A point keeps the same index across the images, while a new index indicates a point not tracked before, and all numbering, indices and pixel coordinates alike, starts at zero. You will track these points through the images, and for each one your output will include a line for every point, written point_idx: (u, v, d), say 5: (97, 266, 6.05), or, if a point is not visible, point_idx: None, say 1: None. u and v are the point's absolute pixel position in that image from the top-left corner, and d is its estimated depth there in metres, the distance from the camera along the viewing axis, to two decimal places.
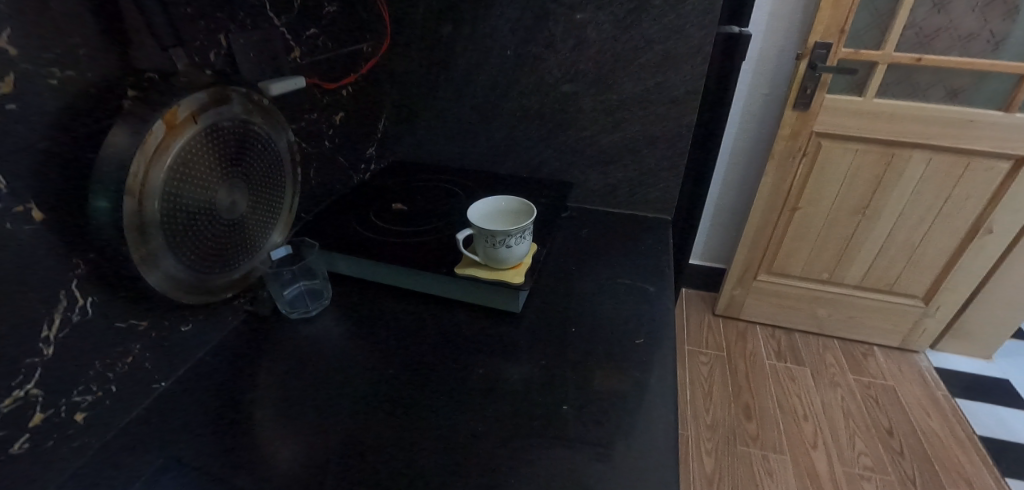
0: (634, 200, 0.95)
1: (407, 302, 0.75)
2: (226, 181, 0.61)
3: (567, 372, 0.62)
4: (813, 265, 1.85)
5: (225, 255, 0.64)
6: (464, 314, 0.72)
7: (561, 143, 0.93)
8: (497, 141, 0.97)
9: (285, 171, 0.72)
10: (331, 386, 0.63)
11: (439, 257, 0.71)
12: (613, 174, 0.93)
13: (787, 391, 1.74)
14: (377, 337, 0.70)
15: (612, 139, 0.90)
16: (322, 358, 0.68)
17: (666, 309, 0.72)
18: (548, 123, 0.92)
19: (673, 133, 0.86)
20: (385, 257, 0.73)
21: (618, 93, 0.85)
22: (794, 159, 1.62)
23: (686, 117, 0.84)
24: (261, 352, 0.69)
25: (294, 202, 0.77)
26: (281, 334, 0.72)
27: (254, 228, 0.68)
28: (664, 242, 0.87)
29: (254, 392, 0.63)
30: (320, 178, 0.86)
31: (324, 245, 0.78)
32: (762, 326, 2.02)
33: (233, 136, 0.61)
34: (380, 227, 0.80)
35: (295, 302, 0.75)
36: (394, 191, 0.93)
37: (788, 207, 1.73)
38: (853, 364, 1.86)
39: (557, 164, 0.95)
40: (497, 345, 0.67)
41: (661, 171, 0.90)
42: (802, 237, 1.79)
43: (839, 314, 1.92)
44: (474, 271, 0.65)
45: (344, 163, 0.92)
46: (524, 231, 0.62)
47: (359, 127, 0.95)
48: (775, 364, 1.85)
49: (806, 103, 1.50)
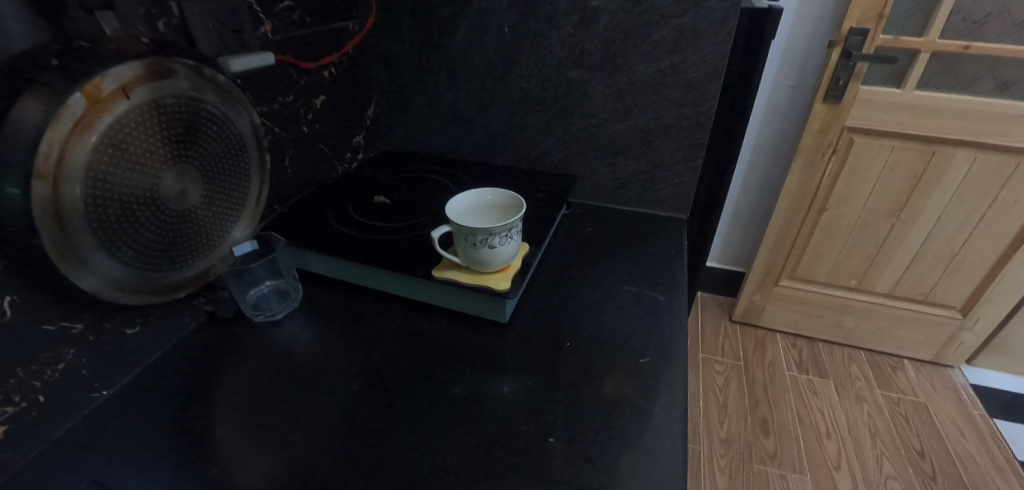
0: (645, 197, 0.85)
1: (384, 306, 0.67)
2: (171, 166, 0.54)
3: (558, 394, 0.53)
4: (840, 271, 1.72)
5: (174, 250, 0.57)
6: (445, 322, 0.64)
7: (564, 132, 0.83)
8: (494, 129, 0.88)
9: (248, 157, 0.65)
10: (289, 402, 0.55)
11: (417, 257, 0.62)
12: (622, 168, 0.83)
13: (808, 405, 1.62)
14: (346, 345, 0.62)
15: (621, 128, 0.80)
16: (283, 368, 0.60)
17: (677, 323, 0.62)
18: (550, 110, 0.82)
19: (690, 122, 0.76)
20: (359, 255, 0.65)
21: (629, 76, 0.76)
22: (822, 156, 1.50)
23: (706, 104, 0.74)
24: (218, 359, 0.62)
25: (261, 193, 0.69)
26: (242, 338, 0.64)
27: (209, 220, 0.61)
28: (677, 244, 0.77)
29: (204, 406, 0.56)
30: (297, 168, 0.78)
31: (295, 241, 0.70)
32: (782, 335, 1.90)
33: (178, 115, 0.53)
34: (358, 222, 0.73)
35: (259, 304, 0.67)
36: (379, 183, 0.85)
37: (815, 208, 1.61)
38: (880, 378, 1.73)
39: (560, 156, 0.86)
40: (479, 359, 0.58)
41: (676, 164, 0.80)
42: (829, 241, 1.66)
43: (866, 324, 1.79)
44: (454, 275, 0.56)
45: (326, 151, 0.85)
46: (511, 228, 0.52)
47: (344, 113, 0.87)
48: (796, 376, 1.73)
49: (837, 95, 1.38)
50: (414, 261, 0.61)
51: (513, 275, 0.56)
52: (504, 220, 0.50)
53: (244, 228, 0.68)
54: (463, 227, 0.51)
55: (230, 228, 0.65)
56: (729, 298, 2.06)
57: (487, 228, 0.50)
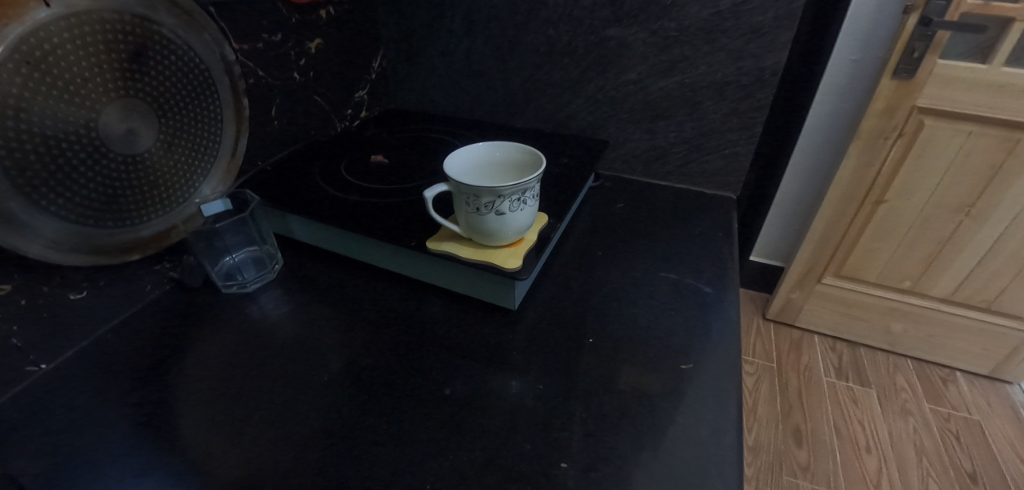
0: (687, 171, 0.72)
1: (372, 282, 0.57)
2: (113, 99, 0.45)
3: (574, 404, 0.42)
4: (892, 271, 1.55)
5: (122, 204, 0.48)
6: (441, 305, 0.53)
7: (596, 90, 0.70)
8: (513, 87, 0.76)
9: (219, 99, 0.55)
10: (249, 391, 0.46)
11: (410, 224, 0.51)
12: (662, 135, 0.70)
13: (846, 415, 1.48)
14: (323, 326, 0.52)
15: (664, 87, 0.66)
16: (248, 350, 0.50)
17: (725, 323, 0.50)
18: (580, 63, 0.69)
19: (750, 80, 0.63)
20: (344, 220, 0.54)
21: (677, 20, 0.62)
22: (885, 140, 1.32)
23: (771, 57, 0.60)
24: (177, 333, 0.53)
25: (238, 145, 0.59)
26: (209, 311, 0.55)
27: (169, 171, 0.52)
28: (725, 227, 0.65)
29: (151, 389, 0.47)
30: (284, 120, 0.68)
31: (276, 202, 0.60)
32: (820, 337, 1.75)
33: (119, 35, 0.44)
34: (349, 183, 0.62)
35: (233, 273, 0.57)
36: (379, 142, 0.75)
37: (870, 199, 1.43)
38: (929, 391, 1.57)
39: (589, 119, 0.73)
40: (479, 353, 0.47)
41: (727, 132, 0.67)
42: (883, 237, 1.50)
43: (916, 331, 1.62)
44: (453, 248, 0.45)
45: (321, 104, 0.74)
46: (526, 190, 0.41)
47: (343, 61, 0.76)
48: (834, 383, 1.59)
49: (909, 69, 1.20)
50: (405, 228, 0.51)
51: (526, 251, 0.45)
52: (517, 179, 0.39)
53: (216, 184, 0.58)
54: (464, 186, 0.40)
55: (198, 183, 0.56)
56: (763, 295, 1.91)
57: (493, 188, 0.39)
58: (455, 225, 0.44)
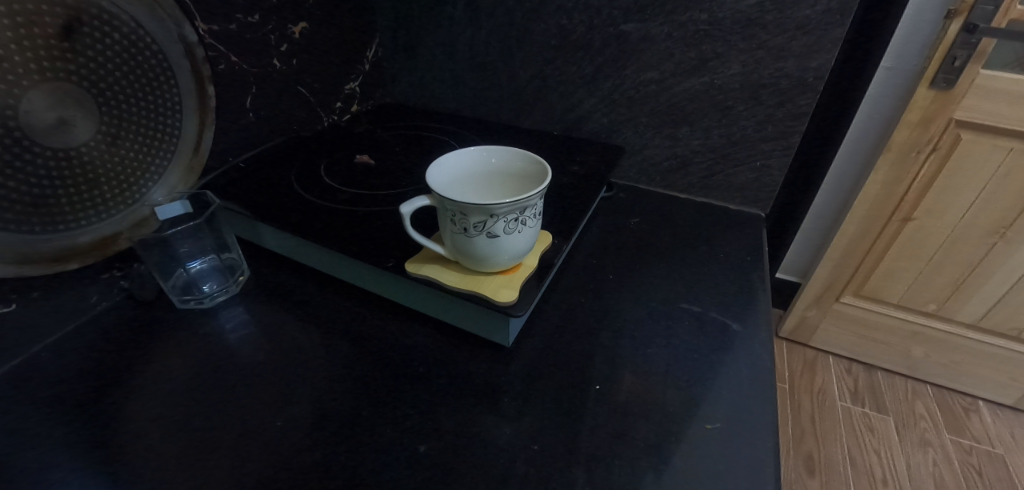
0: (712, 183, 0.64)
1: (347, 301, 0.49)
2: (36, 81, 0.38)
3: (576, 471, 0.34)
4: (917, 293, 1.45)
5: (52, 205, 0.41)
6: (424, 335, 0.45)
7: (612, 89, 0.62)
8: (519, 83, 0.68)
9: (178, 86, 0.48)
10: (184, 433, 0.38)
11: (391, 240, 0.44)
12: (685, 142, 0.62)
13: (863, 444, 1.39)
14: (284, 352, 0.44)
15: (691, 88, 0.58)
16: (191, 378, 0.42)
17: (756, 370, 0.42)
18: (595, 59, 0.61)
19: (791, 84, 0.55)
20: (317, 231, 0.47)
21: (711, 10, 0.53)
22: (917, 155, 1.23)
23: (817, 58, 0.52)
24: (111, 353, 0.44)
25: (201, 139, 0.52)
26: (153, 326, 0.47)
27: (114, 167, 0.45)
28: (755, 250, 0.57)
29: (66, 425, 0.38)
30: (261, 112, 0.60)
31: (244, 206, 0.52)
32: (835, 358, 1.66)
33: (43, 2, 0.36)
34: (328, 187, 0.55)
35: (192, 286, 0.49)
36: (368, 140, 0.67)
37: (897, 216, 1.34)
38: (950, 420, 1.48)
39: (604, 121, 0.65)
40: (465, 398, 0.39)
41: (761, 142, 0.59)
42: (909, 257, 1.40)
43: (938, 356, 1.53)
44: (437, 274, 0.38)
45: (305, 95, 0.66)
46: (525, 208, 0.33)
47: (332, 48, 0.68)
48: (850, 408, 1.50)
49: (948, 79, 1.09)
50: (384, 245, 0.43)
51: (524, 279, 0.38)
52: (514, 196, 0.31)
53: (175, 184, 0.51)
54: (447, 201, 0.32)
55: (151, 182, 0.49)
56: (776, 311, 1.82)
57: (483, 205, 0.31)
58: (440, 245, 0.37)
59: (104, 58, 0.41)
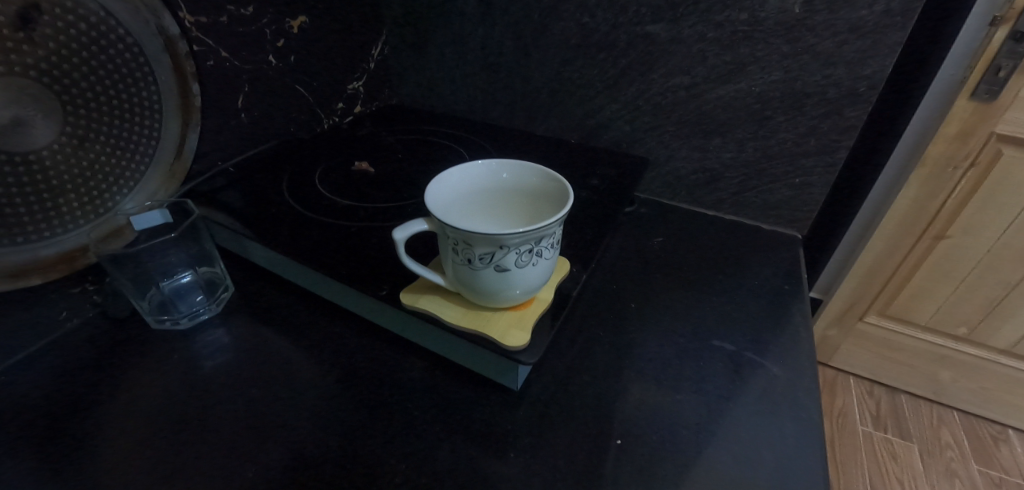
0: (744, 200, 0.58)
1: (336, 325, 0.44)
2: None
3: None
4: (946, 314, 1.33)
5: (10, 216, 0.37)
6: (420, 369, 0.40)
7: (637, 95, 0.57)
8: (535, 85, 0.62)
9: (156, 83, 0.44)
10: (136, 481, 0.32)
11: (387, 264, 0.39)
12: (716, 155, 0.57)
13: (885, 473, 1.29)
14: (262, 384, 0.39)
15: (724, 95, 0.53)
16: (155, 411, 0.37)
17: (800, 427, 0.36)
18: (619, 61, 0.56)
19: (840, 93, 0.49)
20: (305, 249, 0.42)
21: (752, 10, 0.48)
22: (953, 171, 1.06)
23: (871, 65, 0.46)
24: (73, 379, 0.39)
25: (180, 141, 0.48)
26: (123, 348, 0.42)
27: (80, 172, 0.41)
28: (793, 277, 0.51)
29: (10, 466, 0.33)
30: (255, 113, 0.56)
31: (232, 216, 0.48)
32: (857, 379, 1.54)
33: None
34: (322, 197, 0.50)
35: (169, 306, 0.45)
36: (370, 144, 0.62)
37: (928, 234, 1.18)
38: (978, 449, 1.35)
39: (626, 130, 0.60)
40: (463, 450, 0.34)
41: (801, 157, 0.53)
42: (938, 276, 1.26)
43: (967, 381, 1.41)
44: (438, 308, 0.33)
45: (304, 95, 0.62)
46: (542, 238, 0.28)
47: (337, 45, 0.63)
48: (871, 433, 1.39)
49: (990, 89, 0.93)
50: (377, 271, 0.38)
51: (537, 316, 0.32)
52: (530, 227, 0.26)
53: (155, 190, 0.47)
54: (449, 228, 0.27)
55: (126, 188, 0.45)
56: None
57: (492, 236, 0.26)
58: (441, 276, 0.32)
59: (69, 51, 0.37)
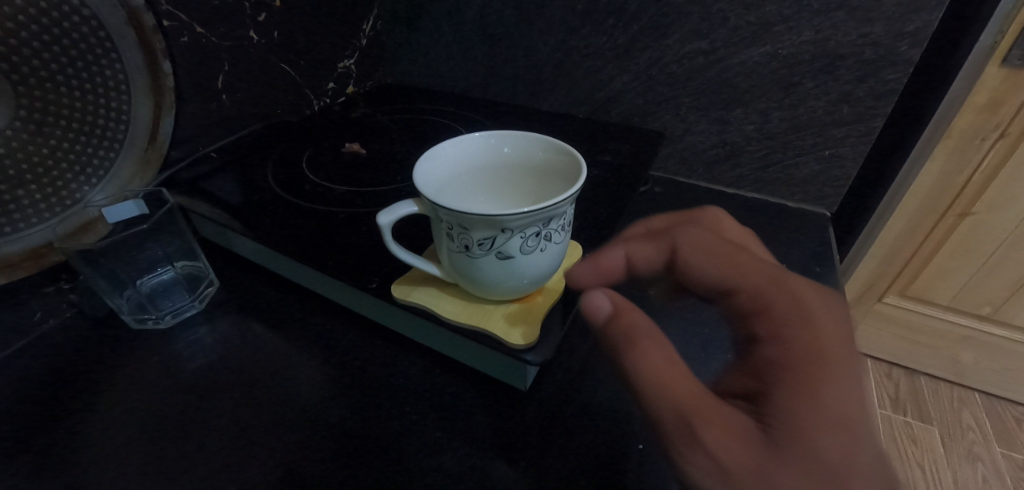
0: (767, 176, 0.54)
1: (326, 320, 0.40)
2: None
3: None
4: (970, 293, 1.28)
5: None
6: (420, 368, 0.36)
7: (650, 64, 0.52)
8: (539, 57, 0.58)
9: (120, 61, 0.40)
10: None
11: (379, 254, 0.35)
12: (737, 128, 0.52)
13: (903, 456, 1.25)
14: (247, 386, 0.36)
15: (746, 60, 0.48)
16: (131, 419, 0.33)
17: None
18: (631, 26, 0.51)
19: (879, 53, 0.44)
20: (289, 240, 0.38)
21: None
22: (981, 142, 0.97)
23: (915, 20, 0.41)
24: (43, 384, 0.36)
25: (154, 125, 0.44)
26: (98, 347, 0.38)
27: (41, 160, 0.38)
28: (824, 258, 0.46)
29: None
30: (238, 94, 0.52)
31: (212, 205, 0.44)
32: (874, 361, 1.49)
33: None
34: (310, 183, 0.46)
35: (148, 303, 0.41)
36: (363, 126, 0.58)
37: (954, 210, 1.11)
38: (1001, 433, 1.30)
39: (639, 102, 0.55)
40: (469, 462, 0.30)
41: (831, 127, 0.49)
42: (963, 253, 1.21)
43: (990, 363, 1.35)
44: (431, 301, 0.29)
45: (292, 74, 0.57)
46: (553, 217, 0.24)
47: (325, 19, 0.58)
48: (890, 416, 1.34)
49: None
50: (368, 262, 0.34)
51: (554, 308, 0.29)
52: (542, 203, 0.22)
53: (129, 179, 0.44)
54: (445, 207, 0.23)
55: (96, 178, 0.42)
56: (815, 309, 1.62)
57: (497, 215, 0.22)
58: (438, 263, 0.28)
59: (16, 24, 0.33)
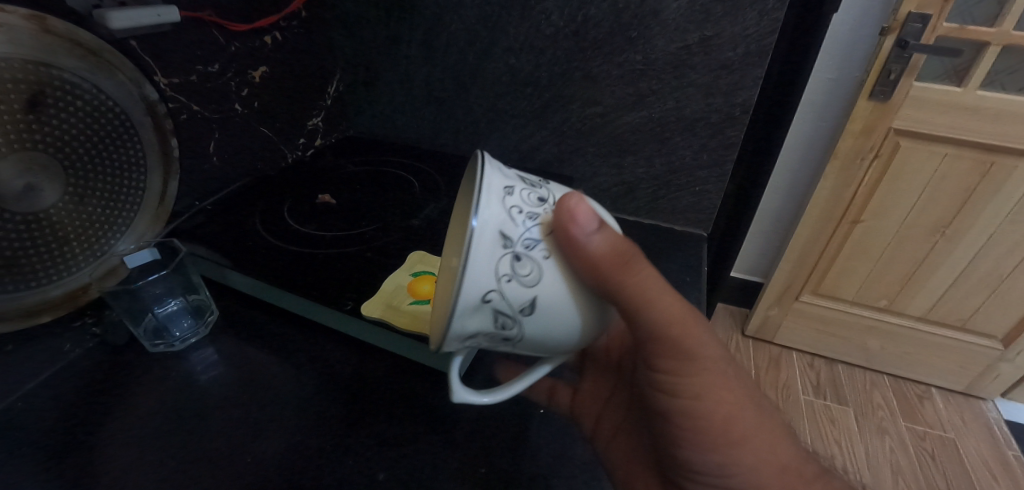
0: (658, 207, 0.69)
1: (302, 334, 0.51)
2: (18, 156, 0.41)
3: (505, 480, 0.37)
4: (869, 289, 1.51)
5: (24, 264, 0.43)
6: (382, 366, 0.47)
7: (561, 123, 0.66)
8: (474, 116, 0.71)
9: (140, 142, 0.51)
10: (141, 465, 0.38)
11: (347, 283, 0.47)
12: (631, 171, 0.67)
13: (824, 434, 1.39)
14: (245, 383, 0.46)
15: (631, 121, 0.63)
16: (150, 413, 0.43)
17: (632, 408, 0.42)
18: (544, 95, 0.65)
19: (721, 117, 0.59)
20: (276, 273, 0.49)
21: (643, 52, 0.58)
22: (861, 161, 1.26)
23: (742, 95, 0.57)
24: (78, 393, 0.44)
25: (162, 190, 0.55)
26: (121, 364, 0.47)
27: (81, 223, 0.47)
28: (694, 270, 0.60)
29: (31, 461, 0.39)
30: (225, 155, 0.63)
31: (208, 247, 0.55)
32: (799, 354, 1.67)
33: (28, 88, 0.40)
34: (288, 228, 0.57)
35: (162, 330, 0.50)
36: (331, 175, 0.70)
37: (847, 218, 1.39)
38: (906, 409, 1.49)
39: (555, 151, 0.69)
40: (420, 427, 0.41)
41: (698, 168, 0.64)
42: (861, 254, 1.45)
43: (893, 348, 1.56)
44: (387, 316, 0.42)
45: (268, 135, 0.69)
46: (491, 327, 0.30)
47: (295, 87, 0.70)
48: (812, 401, 1.49)
49: (884, 91, 1.13)
50: (342, 289, 0.46)
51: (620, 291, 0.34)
52: (469, 266, 0.27)
53: (143, 232, 0.54)
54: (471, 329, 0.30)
55: (119, 235, 0.52)
56: (723, 305, 1.85)
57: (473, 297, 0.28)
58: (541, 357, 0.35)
59: (78, 130, 0.45)
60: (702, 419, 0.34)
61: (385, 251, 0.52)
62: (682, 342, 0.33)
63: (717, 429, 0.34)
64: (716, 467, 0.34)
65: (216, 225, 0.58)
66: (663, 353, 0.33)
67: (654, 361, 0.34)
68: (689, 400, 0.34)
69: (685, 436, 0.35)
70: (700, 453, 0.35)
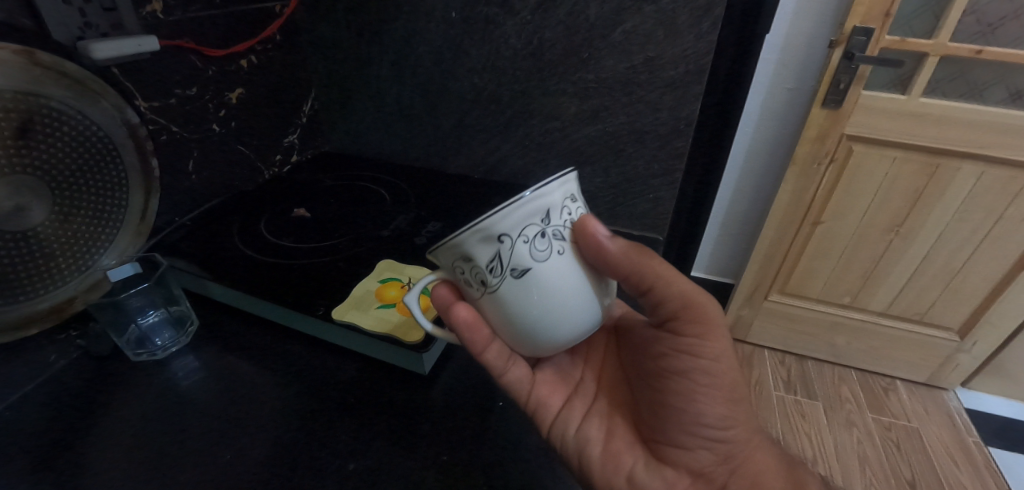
0: (616, 213, 0.74)
1: (279, 341, 0.54)
2: (8, 180, 0.44)
3: (465, 465, 0.41)
4: (833, 287, 1.58)
5: (14, 281, 0.46)
6: (355, 367, 0.51)
7: (524, 137, 0.71)
8: (444, 131, 0.75)
9: (123, 162, 0.54)
10: (127, 465, 0.41)
11: (320, 291, 0.51)
12: (590, 181, 0.72)
13: (795, 428, 1.45)
14: (224, 388, 0.49)
15: (587, 135, 0.68)
16: (134, 418, 0.46)
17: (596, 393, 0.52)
18: (507, 111, 0.70)
19: (668, 130, 0.64)
20: (252, 282, 0.53)
21: (594, 71, 0.63)
22: (817, 166, 1.34)
23: (685, 109, 0.62)
24: (64, 402, 0.47)
25: (143, 206, 0.58)
26: (105, 374, 0.50)
27: (68, 239, 0.50)
28: None
29: (21, 467, 0.41)
30: (203, 174, 0.66)
31: (188, 260, 0.58)
32: (771, 352, 1.74)
33: (18, 117, 0.43)
34: (265, 241, 0.61)
35: (144, 340, 0.53)
36: (307, 190, 0.73)
37: (809, 220, 1.46)
38: (872, 401, 1.55)
39: (520, 163, 0.74)
40: (389, 421, 0.45)
41: (651, 177, 0.69)
42: (823, 254, 1.52)
43: (858, 342, 1.63)
44: (355, 319, 0.46)
45: (245, 152, 0.72)
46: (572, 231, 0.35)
47: (272, 107, 0.74)
48: (783, 397, 1.55)
49: (837, 100, 1.20)
50: (314, 296, 0.50)
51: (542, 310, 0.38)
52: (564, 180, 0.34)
53: (125, 247, 0.57)
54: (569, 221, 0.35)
55: (103, 250, 0.54)
56: None
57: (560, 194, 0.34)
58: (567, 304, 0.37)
59: (64, 153, 0.48)
60: (714, 373, 0.43)
61: (357, 260, 0.56)
62: (708, 319, 0.43)
63: (723, 387, 0.44)
64: (718, 419, 0.44)
65: (195, 240, 0.61)
66: (693, 327, 0.43)
67: (680, 328, 0.43)
68: (710, 364, 0.43)
69: (699, 395, 0.44)
70: (709, 409, 0.44)
